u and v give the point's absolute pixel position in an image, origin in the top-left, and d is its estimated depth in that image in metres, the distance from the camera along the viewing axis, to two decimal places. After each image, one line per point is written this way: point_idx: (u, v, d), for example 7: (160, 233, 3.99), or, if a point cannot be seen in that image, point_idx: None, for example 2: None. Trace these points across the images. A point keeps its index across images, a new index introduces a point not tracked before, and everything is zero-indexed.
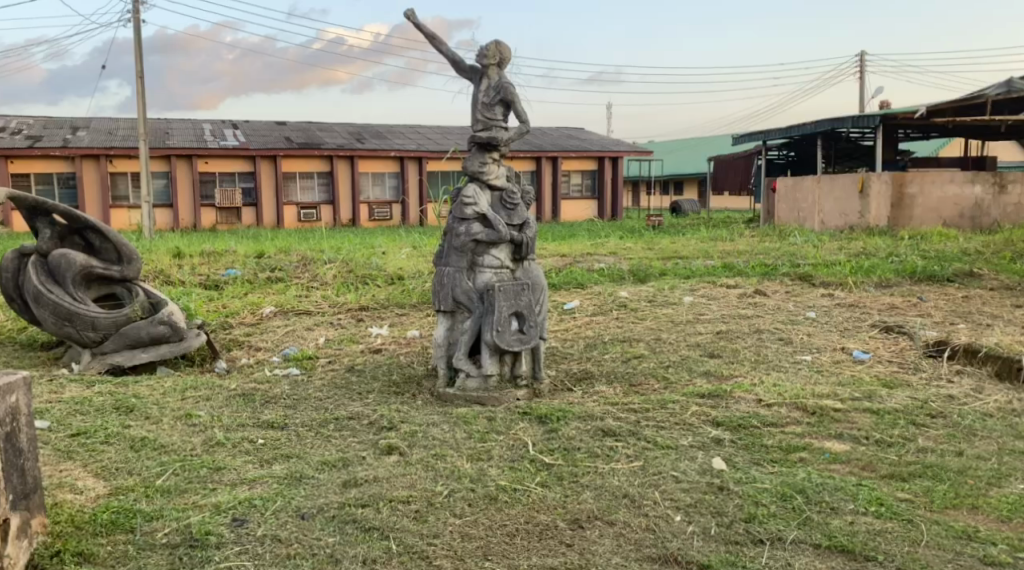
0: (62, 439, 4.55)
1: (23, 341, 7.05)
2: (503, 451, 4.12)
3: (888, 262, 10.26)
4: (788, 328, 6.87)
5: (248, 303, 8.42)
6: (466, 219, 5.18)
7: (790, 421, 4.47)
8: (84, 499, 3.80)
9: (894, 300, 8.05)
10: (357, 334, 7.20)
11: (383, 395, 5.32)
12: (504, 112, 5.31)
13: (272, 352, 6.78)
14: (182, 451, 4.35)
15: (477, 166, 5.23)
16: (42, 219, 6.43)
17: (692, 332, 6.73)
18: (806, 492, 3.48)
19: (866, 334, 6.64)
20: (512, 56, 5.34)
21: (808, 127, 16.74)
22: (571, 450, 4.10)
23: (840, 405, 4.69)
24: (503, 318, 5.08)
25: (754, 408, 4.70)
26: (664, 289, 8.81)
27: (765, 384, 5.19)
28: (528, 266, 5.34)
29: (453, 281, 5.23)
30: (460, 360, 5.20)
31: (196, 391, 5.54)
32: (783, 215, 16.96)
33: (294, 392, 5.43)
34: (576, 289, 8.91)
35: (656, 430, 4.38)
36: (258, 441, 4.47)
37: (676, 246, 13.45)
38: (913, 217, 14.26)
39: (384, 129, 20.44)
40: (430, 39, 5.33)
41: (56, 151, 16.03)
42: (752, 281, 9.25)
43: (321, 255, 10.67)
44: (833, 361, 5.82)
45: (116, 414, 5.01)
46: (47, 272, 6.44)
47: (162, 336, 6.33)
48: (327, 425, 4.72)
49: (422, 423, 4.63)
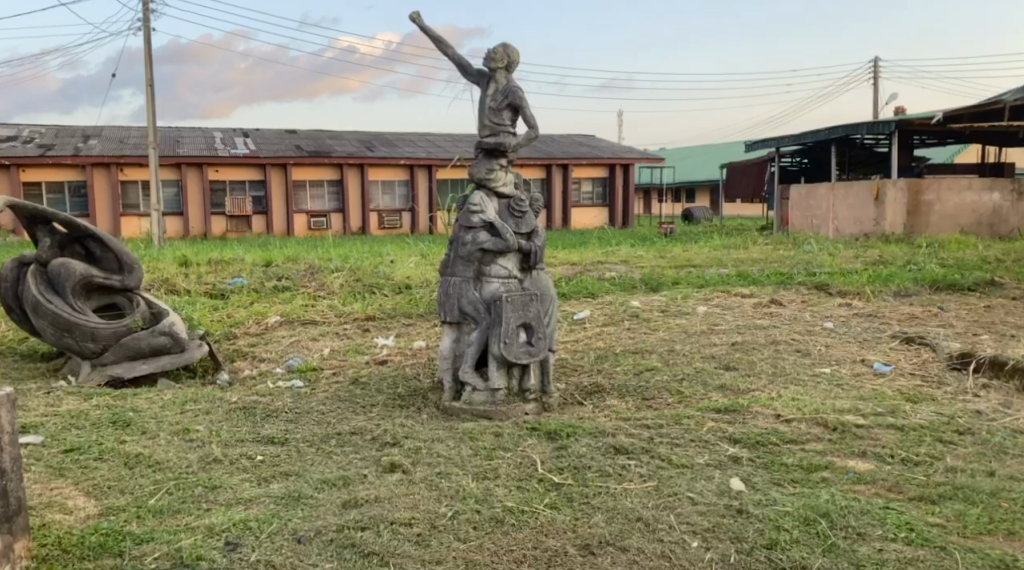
0: (54, 456, 4.40)
1: (23, 352, 6.92)
2: (511, 470, 3.94)
3: (907, 270, 10.05)
4: (805, 339, 6.67)
5: (254, 313, 8.27)
6: (473, 227, 5.02)
7: (811, 438, 4.29)
8: (73, 519, 3.64)
9: (915, 310, 7.85)
10: (364, 345, 7.05)
11: (387, 409, 5.16)
12: (512, 117, 5.14)
13: (276, 363, 6.62)
14: (178, 468, 4.19)
15: (484, 173, 5.06)
16: (42, 228, 6.32)
17: (706, 343, 6.55)
18: (830, 515, 3.28)
19: (887, 345, 6.45)
20: (520, 59, 5.18)
21: (822, 134, 16.55)
22: (581, 469, 3.92)
23: (863, 421, 4.50)
24: (511, 330, 4.92)
25: (773, 424, 4.52)
26: (677, 298, 8.63)
27: (784, 398, 4.99)
28: (536, 276, 5.18)
29: (459, 291, 5.06)
30: (467, 373, 5.03)
31: (196, 404, 5.38)
32: (797, 223, 16.73)
33: (296, 406, 5.26)
34: (587, 299, 8.74)
35: (670, 447, 4.19)
36: (257, 458, 4.30)
37: (689, 254, 13.26)
38: (930, 224, 13.96)
39: (393, 137, 20.33)
40: (436, 42, 5.18)
41: (66, 159, 15.98)
42: (768, 290, 9.05)
43: (328, 263, 10.53)
44: (854, 373, 5.64)
45: (113, 429, 4.85)
46: (46, 282, 6.31)
47: (163, 348, 6.18)
48: (329, 440, 4.56)
49: (427, 439, 4.45)
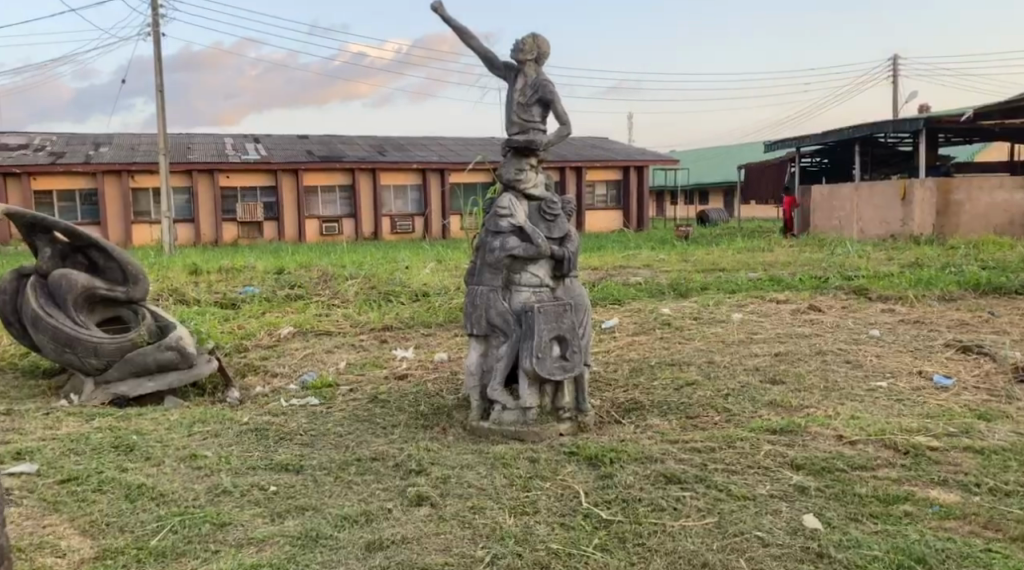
0: (48, 487, 4.02)
1: (24, 368, 6.55)
2: (552, 504, 3.55)
3: (949, 273, 9.56)
4: (853, 348, 6.25)
5: (266, 324, 7.89)
6: (501, 232, 4.62)
7: (882, 463, 3.88)
8: (66, 564, 3.29)
9: (964, 316, 7.41)
10: (382, 357, 6.65)
11: (410, 430, 4.76)
12: (543, 113, 4.75)
13: (289, 379, 6.23)
14: (183, 501, 3.81)
15: (512, 173, 4.66)
16: (42, 237, 5.97)
17: (747, 354, 6.13)
18: (926, 561, 3.00)
19: (942, 355, 6.03)
20: (551, 51, 4.78)
21: (845, 132, 16.05)
22: (631, 502, 3.52)
23: (936, 442, 4.10)
24: (544, 344, 4.51)
25: (837, 447, 4.10)
26: (709, 304, 8.20)
27: (843, 417, 4.57)
28: (569, 285, 4.76)
29: (487, 302, 4.66)
30: (495, 390, 4.62)
31: (205, 426, 5.00)
32: (819, 223, 16.25)
33: (313, 427, 4.87)
34: (614, 306, 8.31)
35: (727, 475, 3.78)
36: (269, 489, 3.91)
37: (713, 257, 12.76)
38: (960, 225, 13.50)
39: (406, 141, 19.96)
40: (459, 33, 4.80)
41: (77, 166, 15.68)
42: (804, 295, 8.62)
43: (343, 270, 10.14)
44: (914, 388, 5.21)
45: (115, 455, 4.48)
46: (47, 295, 5.95)
47: (171, 363, 5.80)
48: (348, 468, 4.16)
49: (456, 466, 4.05)
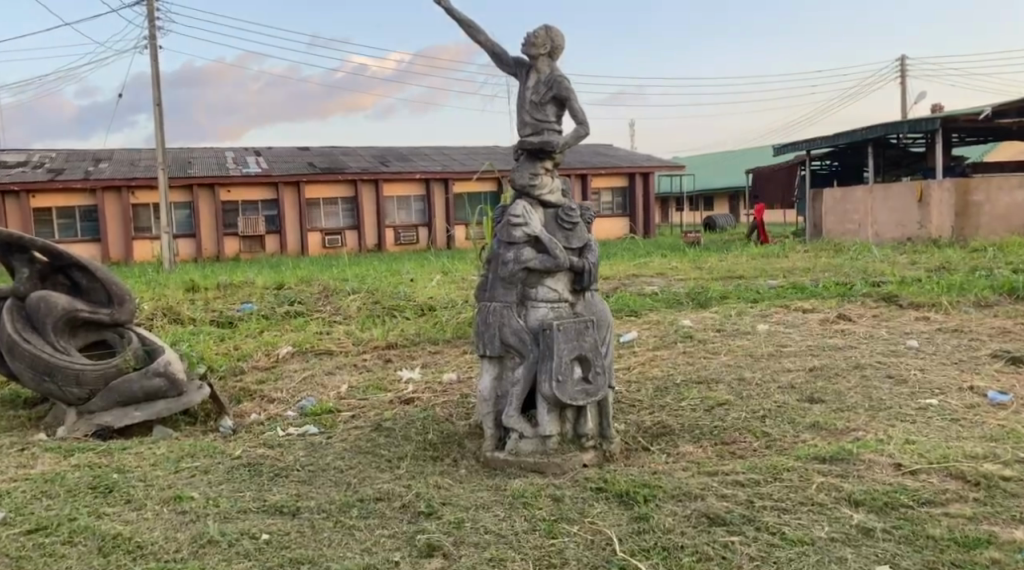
0: (13, 540, 3.57)
1: (5, 398, 6.11)
2: (581, 553, 3.15)
3: (981, 276, 9.09)
4: (893, 361, 5.80)
5: (264, 343, 7.46)
6: (515, 243, 4.17)
7: (952, 497, 3.43)
8: None
9: (1004, 323, 6.96)
10: (386, 378, 6.21)
11: (418, 462, 4.32)
12: (557, 112, 4.32)
13: (287, 404, 5.78)
14: (162, 555, 3.39)
15: (526, 178, 4.24)
16: (18, 257, 5.50)
17: (780, 369, 5.68)
18: None
19: (990, 367, 5.57)
20: (566, 43, 4.33)
21: (858, 134, 15.59)
22: (673, 551, 3.13)
23: (1008, 471, 3.65)
24: (564, 365, 4.07)
25: (896, 478, 3.65)
26: (732, 314, 7.76)
27: (896, 441, 4.10)
28: (590, 299, 4.32)
29: (501, 319, 4.22)
30: (511, 418, 4.18)
31: (194, 461, 4.55)
32: (831, 227, 15.74)
33: (310, 462, 4.41)
34: (630, 319, 7.86)
35: (778, 513, 3.35)
36: (261, 538, 3.47)
37: (727, 264, 12.30)
38: (980, 226, 12.97)
39: (408, 152, 19.57)
40: (465, 26, 4.37)
41: (75, 182, 15.29)
42: (831, 303, 8.18)
43: (344, 284, 9.70)
44: (968, 407, 4.75)
45: (92, 498, 4.02)
46: (25, 319, 5.51)
47: (158, 391, 5.36)
48: (349, 510, 3.71)
49: (471, 506, 3.61)
